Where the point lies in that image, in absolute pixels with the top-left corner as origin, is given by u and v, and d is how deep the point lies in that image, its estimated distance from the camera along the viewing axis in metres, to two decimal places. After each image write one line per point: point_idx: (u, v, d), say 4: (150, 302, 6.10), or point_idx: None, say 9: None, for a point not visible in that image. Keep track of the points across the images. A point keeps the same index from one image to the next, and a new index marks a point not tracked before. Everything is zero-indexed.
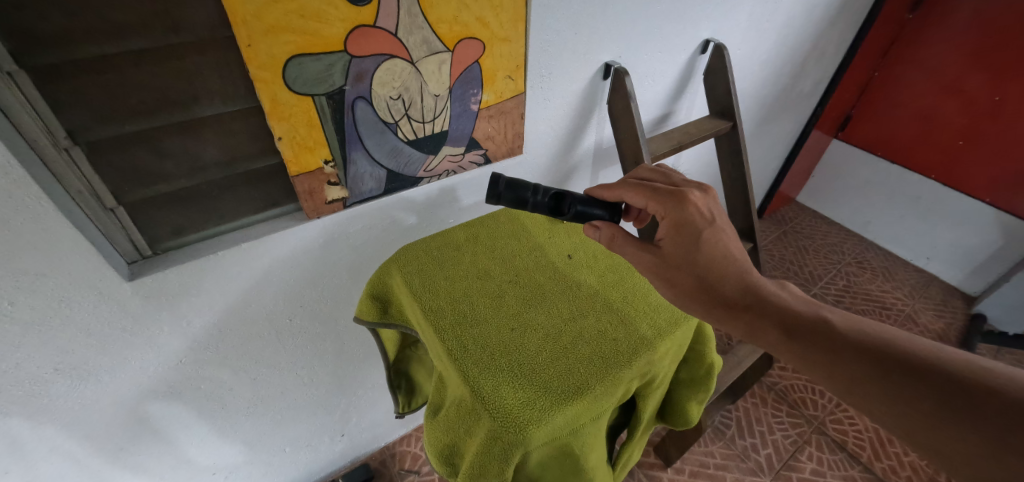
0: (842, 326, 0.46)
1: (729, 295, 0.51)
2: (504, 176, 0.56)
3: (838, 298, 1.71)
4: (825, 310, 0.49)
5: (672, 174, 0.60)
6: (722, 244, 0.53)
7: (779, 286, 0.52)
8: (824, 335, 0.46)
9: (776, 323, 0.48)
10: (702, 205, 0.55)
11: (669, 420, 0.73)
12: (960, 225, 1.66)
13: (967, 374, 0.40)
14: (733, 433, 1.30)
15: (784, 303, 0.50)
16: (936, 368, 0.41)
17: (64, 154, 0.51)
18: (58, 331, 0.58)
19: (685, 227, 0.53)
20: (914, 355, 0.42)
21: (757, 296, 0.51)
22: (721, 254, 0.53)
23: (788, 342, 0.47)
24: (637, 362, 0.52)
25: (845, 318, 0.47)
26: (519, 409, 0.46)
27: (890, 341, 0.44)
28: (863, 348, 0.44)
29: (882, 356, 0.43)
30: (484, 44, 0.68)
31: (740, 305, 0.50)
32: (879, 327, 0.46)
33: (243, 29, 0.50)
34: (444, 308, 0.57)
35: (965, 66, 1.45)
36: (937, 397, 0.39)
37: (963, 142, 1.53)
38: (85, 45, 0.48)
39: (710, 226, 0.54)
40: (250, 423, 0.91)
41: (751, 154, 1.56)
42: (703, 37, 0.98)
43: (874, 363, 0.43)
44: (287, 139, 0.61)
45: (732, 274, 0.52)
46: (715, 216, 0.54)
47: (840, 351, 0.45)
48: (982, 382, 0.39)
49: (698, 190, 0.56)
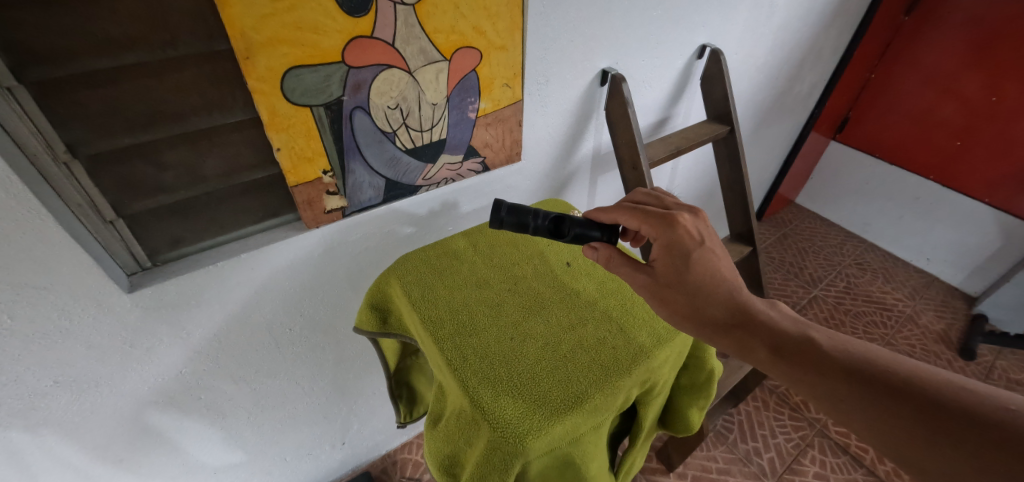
0: (827, 345, 0.47)
1: (721, 312, 0.51)
2: (505, 200, 0.54)
3: (839, 300, 1.70)
4: (811, 330, 0.49)
5: (666, 198, 0.60)
6: (713, 264, 0.53)
7: (768, 305, 0.52)
8: (810, 354, 0.46)
9: (764, 341, 0.49)
10: (691, 226, 0.54)
11: (670, 426, 0.73)
12: (961, 225, 1.66)
13: (947, 394, 0.40)
14: (735, 437, 1.30)
15: (772, 323, 0.50)
16: (917, 388, 0.41)
17: (64, 168, 0.51)
18: (57, 344, 0.58)
19: (676, 247, 0.53)
20: (897, 374, 0.43)
21: (746, 315, 0.51)
22: (711, 274, 0.52)
23: (776, 360, 0.47)
24: (637, 370, 0.52)
25: (831, 337, 0.48)
26: (518, 419, 0.46)
27: (874, 361, 0.44)
28: (848, 367, 0.44)
29: (866, 376, 0.44)
30: (481, 53, 0.69)
31: (730, 322, 0.50)
32: (863, 346, 0.46)
33: (241, 42, 0.51)
34: (443, 317, 0.57)
35: (962, 67, 1.45)
36: (918, 418, 0.40)
37: (961, 143, 1.54)
38: (82, 60, 0.48)
39: (699, 247, 0.53)
40: (251, 432, 0.91)
41: (750, 157, 1.57)
42: (699, 43, 0.99)
43: (859, 383, 0.43)
44: (285, 149, 0.61)
45: (721, 291, 0.52)
46: (705, 237, 0.54)
47: (827, 370, 0.45)
48: (961, 404, 0.40)
49: (689, 212, 0.56)
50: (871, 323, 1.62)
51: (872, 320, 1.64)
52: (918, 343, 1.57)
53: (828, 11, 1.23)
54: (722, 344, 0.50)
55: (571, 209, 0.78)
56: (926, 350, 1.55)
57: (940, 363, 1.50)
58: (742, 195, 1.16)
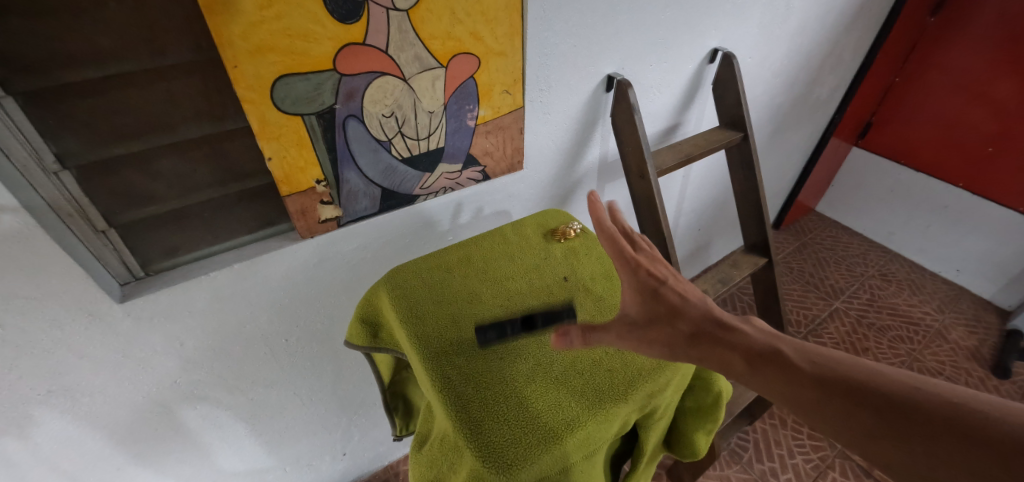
0: (791, 354, 0.43)
1: (695, 330, 0.47)
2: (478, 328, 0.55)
3: (862, 313, 1.63)
4: (781, 342, 0.45)
5: (631, 228, 0.56)
6: (683, 299, 0.49)
7: (736, 317, 0.48)
8: (778, 363, 0.43)
9: (740, 353, 0.44)
10: (652, 268, 0.51)
11: (675, 449, 0.69)
12: (994, 235, 1.57)
13: (903, 392, 0.38)
14: (751, 457, 1.24)
15: (744, 336, 0.46)
16: (874, 387, 0.39)
17: (53, 178, 0.51)
18: (49, 355, 0.57)
19: (643, 289, 0.50)
20: (856, 376, 0.40)
21: (716, 330, 0.47)
22: (683, 307, 0.49)
23: (747, 371, 0.44)
24: (635, 394, 0.49)
25: (797, 345, 0.44)
26: (504, 447, 0.44)
27: (832, 364, 0.42)
28: (813, 374, 0.41)
29: (827, 379, 0.41)
30: (479, 59, 0.67)
31: (707, 339, 0.46)
32: (827, 350, 0.43)
33: (229, 51, 0.50)
34: (431, 334, 0.55)
35: (992, 70, 1.38)
36: (878, 418, 0.37)
37: (993, 148, 1.46)
38: (69, 70, 0.47)
39: (664, 284, 0.50)
40: (251, 441, 0.90)
41: (767, 163, 1.51)
42: (712, 46, 0.96)
43: (823, 386, 0.40)
44: (277, 159, 0.60)
45: (694, 313, 0.48)
46: (669, 276, 0.51)
47: (795, 377, 0.42)
48: (913, 399, 0.37)
49: (648, 252, 0.53)
50: (896, 338, 1.54)
51: (898, 335, 1.55)
52: (948, 359, 1.48)
53: (848, 12, 1.18)
54: (701, 364, 0.46)
55: (572, 220, 0.75)
56: (956, 367, 1.46)
57: (972, 382, 1.41)
58: (757, 203, 1.12)
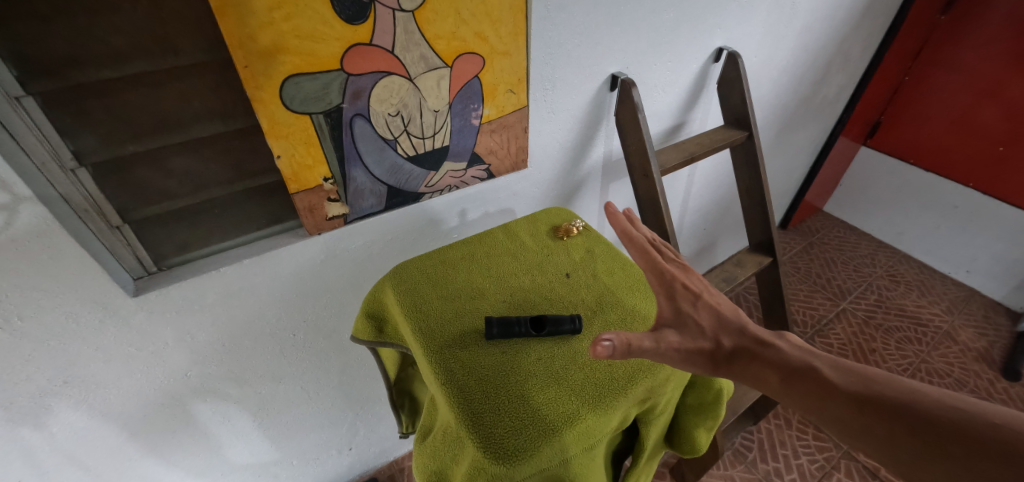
0: (829, 372, 0.44)
1: (731, 348, 0.49)
2: (492, 317, 0.55)
3: (870, 314, 1.61)
4: (817, 360, 0.46)
5: (656, 241, 0.60)
6: (716, 310, 0.52)
7: (776, 335, 0.50)
8: (814, 381, 0.44)
9: (776, 371, 0.46)
10: (687, 281, 0.54)
11: (676, 445, 0.69)
12: (1005, 236, 1.55)
13: (940, 412, 0.38)
14: (755, 457, 1.24)
15: (780, 353, 0.47)
16: (910, 406, 0.40)
17: (70, 175, 0.53)
18: (65, 346, 0.59)
19: (677, 299, 0.53)
20: (893, 394, 0.41)
21: (753, 348, 0.49)
22: (717, 319, 0.51)
23: (785, 388, 0.45)
24: (634, 389, 0.50)
25: (835, 363, 0.45)
26: (504, 438, 0.45)
27: (869, 382, 0.43)
28: (850, 392, 0.42)
29: (864, 398, 0.41)
30: (483, 59, 0.68)
31: (743, 355, 0.48)
32: (866, 368, 0.44)
33: (240, 52, 0.51)
34: (435, 329, 0.56)
35: (1003, 69, 1.37)
36: (910, 434, 0.38)
37: (1004, 148, 1.44)
38: (85, 71, 0.49)
39: (697, 298, 0.53)
40: (258, 435, 0.91)
41: (773, 163, 1.51)
42: (715, 45, 0.96)
43: (859, 403, 0.41)
44: (286, 157, 0.61)
45: (730, 326, 0.51)
46: (703, 290, 0.54)
47: (830, 394, 0.43)
48: (950, 418, 0.38)
49: (681, 269, 0.56)
50: (905, 339, 1.53)
51: (906, 336, 1.54)
52: (957, 361, 1.47)
53: (856, 11, 1.18)
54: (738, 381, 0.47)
55: (575, 218, 0.75)
56: (966, 368, 1.45)
57: (980, 385, 1.40)
58: (761, 202, 1.12)
